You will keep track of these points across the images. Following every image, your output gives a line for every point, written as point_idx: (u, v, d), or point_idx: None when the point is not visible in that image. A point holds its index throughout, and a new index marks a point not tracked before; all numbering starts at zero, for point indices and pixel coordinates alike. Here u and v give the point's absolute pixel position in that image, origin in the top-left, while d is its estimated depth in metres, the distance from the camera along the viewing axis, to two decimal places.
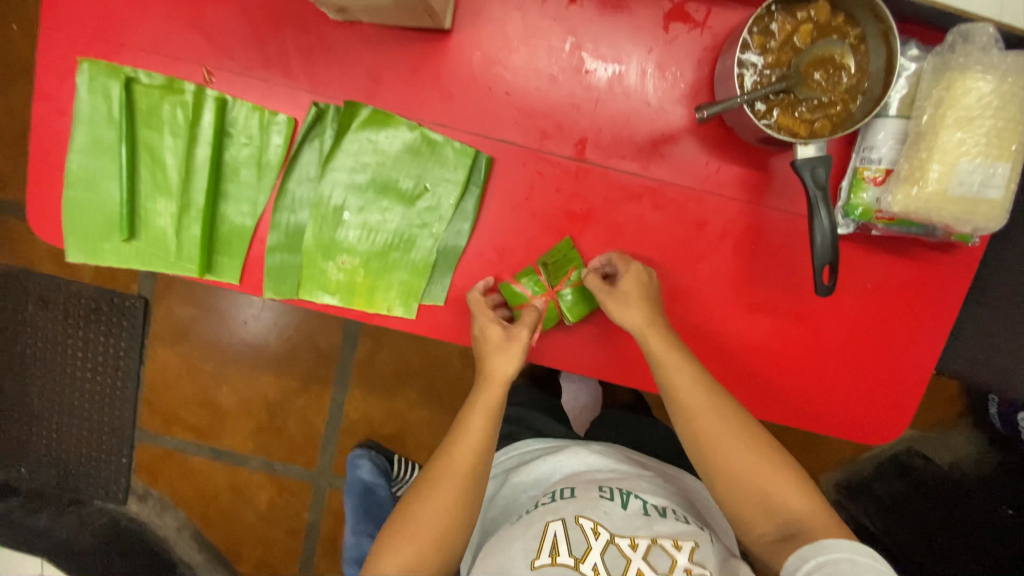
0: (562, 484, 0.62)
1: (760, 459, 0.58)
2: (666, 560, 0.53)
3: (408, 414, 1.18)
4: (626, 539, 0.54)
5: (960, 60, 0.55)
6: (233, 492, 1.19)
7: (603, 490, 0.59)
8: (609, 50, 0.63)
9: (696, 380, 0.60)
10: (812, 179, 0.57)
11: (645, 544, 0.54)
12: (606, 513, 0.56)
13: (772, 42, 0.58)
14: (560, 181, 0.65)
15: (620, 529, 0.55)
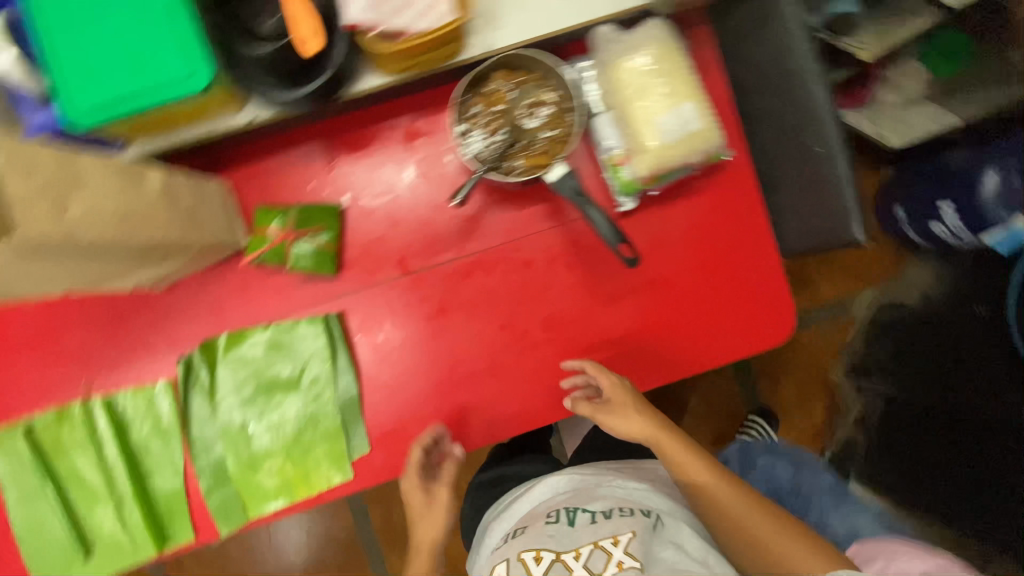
0: (541, 517, 0.77)
1: (755, 515, 0.72)
2: (603, 559, 0.67)
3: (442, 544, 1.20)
4: (569, 553, 0.69)
5: (610, 48, 0.65)
6: None
7: (555, 516, 0.75)
8: (380, 184, 0.73)
9: (660, 432, 0.76)
10: (569, 190, 0.68)
11: (586, 552, 0.69)
12: (552, 534, 0.72)
13: (483, 117, 0.70)
14: (403, 300, 0.74)
15: (564, 546, 0.70)
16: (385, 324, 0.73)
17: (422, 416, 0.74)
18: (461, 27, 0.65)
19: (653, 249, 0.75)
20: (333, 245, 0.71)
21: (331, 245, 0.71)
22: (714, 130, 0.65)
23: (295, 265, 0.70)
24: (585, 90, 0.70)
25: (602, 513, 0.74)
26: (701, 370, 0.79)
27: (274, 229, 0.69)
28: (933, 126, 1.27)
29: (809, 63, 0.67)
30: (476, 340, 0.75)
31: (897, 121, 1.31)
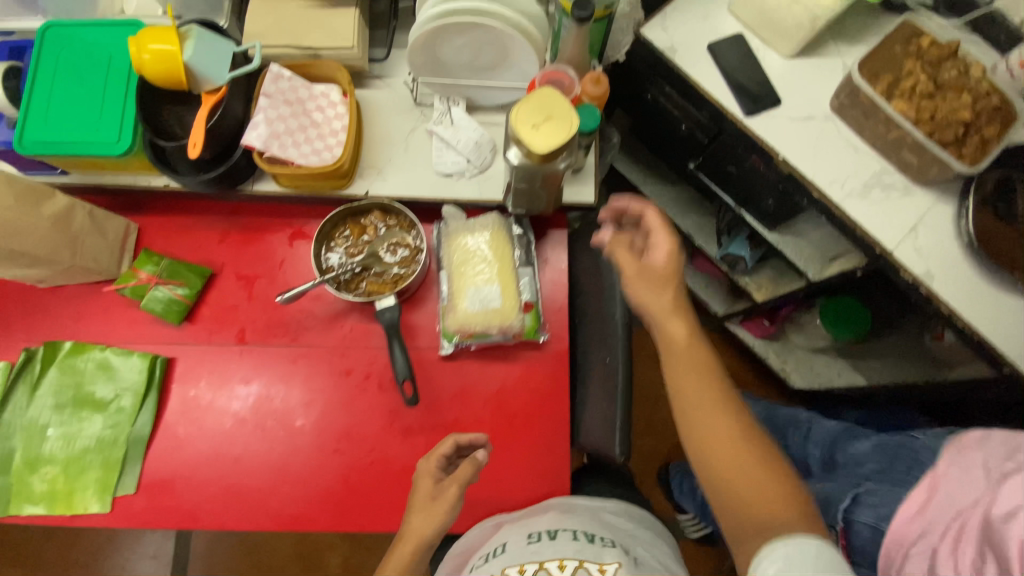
0: (496, 542, 0.73)
1: (753, 481, 0.55)
2: None
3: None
4: (556, 563, 0.68)
5: (453, 222, 0.79)
6: None
7: (529, 536, 0.71)
8: (254, 264, 0.85)
9: (687, 345, 0.61)
10: (387, 321, 0.76)
11: (572, 566, 0.67)
12: (533, 550, 0.70)
13: (349, 238, 0.81)
14: (227, 365, 0.82)
15: (548, 555, 0.68)
16: (203, 380, 0.81)
17: (195, 476, 0.79)
18: (352, 168, 0.81)
19: (458, 397, 0.81)
20: (187, 302, 0.81)
21: (185, 300, 0.81)
22: (516, 311, 0.75)
23: (146, 307, 0.80)
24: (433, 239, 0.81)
25: (548, 534, 0.71)
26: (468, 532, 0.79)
27: (145, 274, 0.80)
28: (835, 380, 1.32)
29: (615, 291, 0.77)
30: (272, 424, 0.80)
31: (805, 367, 1.37)
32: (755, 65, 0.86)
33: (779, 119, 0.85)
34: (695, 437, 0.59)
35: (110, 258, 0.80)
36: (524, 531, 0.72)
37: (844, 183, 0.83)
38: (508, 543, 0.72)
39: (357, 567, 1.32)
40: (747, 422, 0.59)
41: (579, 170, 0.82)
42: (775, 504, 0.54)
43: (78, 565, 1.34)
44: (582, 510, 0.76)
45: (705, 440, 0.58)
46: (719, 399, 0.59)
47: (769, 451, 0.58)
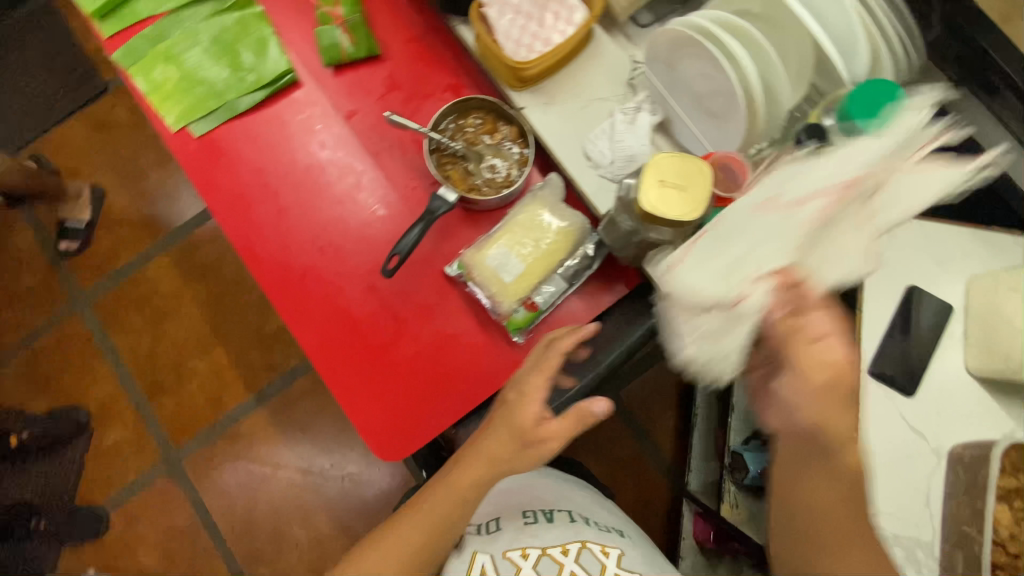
0: (487, 517, 0.84)
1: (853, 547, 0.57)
2: (596, 564, 0.76)
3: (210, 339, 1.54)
4: (558, 550, 0.77)
5: (544, 192, 0.79)
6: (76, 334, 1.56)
7: (526, 516, 0.82)
8: (406, 78, 0.90)
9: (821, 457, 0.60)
10: (432, 207, 0.79)
11: (576, 549, 0.77)
12: (535, 534, 0.79)
13: (476, 128, 0.83)
14: (324, 125, 0.90)
15: (551, 543, 0.78)
16: (301, 118, 0.91)
17: (235, 168, 0.90)
18: (533, 79, 0.80)
19: (425, 309, 0.85)
20: (344, 58, 0.89)
21: (344, 55, 0.89)
22: (516, 298, 0.77)
23: (319, 33, 0.89)
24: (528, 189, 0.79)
25: (545, 515, 0.82)
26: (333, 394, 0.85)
27: (340, 14, 0.89)
28: None
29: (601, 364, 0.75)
30: (306, 189, 0.89)
31: None
32: (926, 346, 0.73)
33: (890, 407, 0.73)
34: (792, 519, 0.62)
35: None
36: (519, 511, 0.83)
37: (876, 511, 0.71)
38: (505, 518, 0.83)
39: (285, 339, 1.52)
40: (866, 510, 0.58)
41: None
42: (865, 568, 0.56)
43: (160, 152, 1.63)
44: (559, 493, 0.87)
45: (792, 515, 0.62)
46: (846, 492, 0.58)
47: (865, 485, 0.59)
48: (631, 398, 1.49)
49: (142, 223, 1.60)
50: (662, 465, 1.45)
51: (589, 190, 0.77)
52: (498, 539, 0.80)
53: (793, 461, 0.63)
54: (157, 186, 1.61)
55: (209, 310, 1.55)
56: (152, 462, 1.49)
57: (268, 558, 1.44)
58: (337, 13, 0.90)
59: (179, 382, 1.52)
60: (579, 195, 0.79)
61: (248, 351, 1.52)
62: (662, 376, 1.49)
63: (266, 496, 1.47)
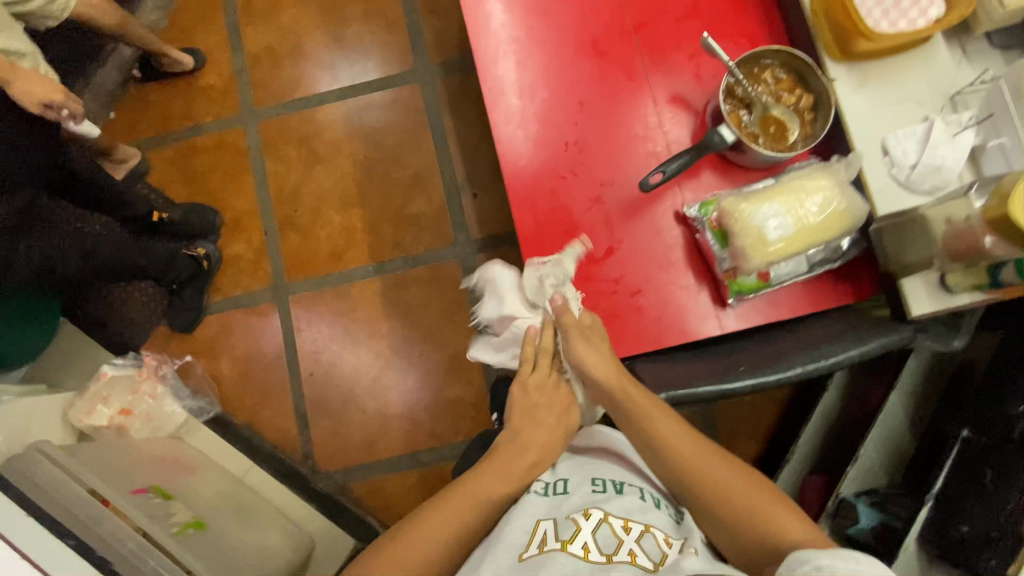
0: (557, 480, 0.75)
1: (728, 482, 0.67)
2: (658, 548, 0.63)
3: (346, 198, 1.57)
4: (621, 523, 0.65)
5: (836, 167, 0.74)
6: (232, 147, 1.61)
7: (595, 484, 0.72)
8: (708, 10, 0.87)
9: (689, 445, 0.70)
10: (708, 139, 0.76)
11: (638, 530, 0.65)
12: (599, 500, 0.69)
13: (772, 83, 0.79)
14: (611, 25, 0.89)
15: (616, 513, 0.66)
16: (591, 10, 0.89)
17: (509, 36, 0.90)
18: (856, 56, 0.76)
19: (646, 238, 0.83)
20: None
21: None
22: (766, 261, 0.73)
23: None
24: (801, 161, 0.78)
25: (614, 485, 0.72)
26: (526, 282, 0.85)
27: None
28: None
29: (824, 361, 0.69)
30: (569, 80, 0.88)
31: None
32: None
33: None
34: (713, 488, 0.67)
35: None
36: (590, 478, 0.73)
37: None
38: (575, 484, 0.73)
39: (419, 226, 1.54)
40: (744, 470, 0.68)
41: (943, 289, 0.70)
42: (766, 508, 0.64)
43: (368, 7, 1.64)
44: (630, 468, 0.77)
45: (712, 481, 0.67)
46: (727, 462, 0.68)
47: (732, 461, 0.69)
48: (723, 413, 1.46)
49: (329, 68, 1.63)
50: None
51: (872, 184, 0.74)
52: (561, 502, 0.70)
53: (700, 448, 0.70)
54: (355, 39, 1.64)
55: (360, 169, 1.58)
56: (261, 285, 1.54)
57: (331, 414, 1.49)
58: None
59: (309, 225, 1.56)
60: (857, 187, 0.76)
61: (382, 223, 1.55)
62: (762, 403, 1.45)
63: (349, 358, 1.51)
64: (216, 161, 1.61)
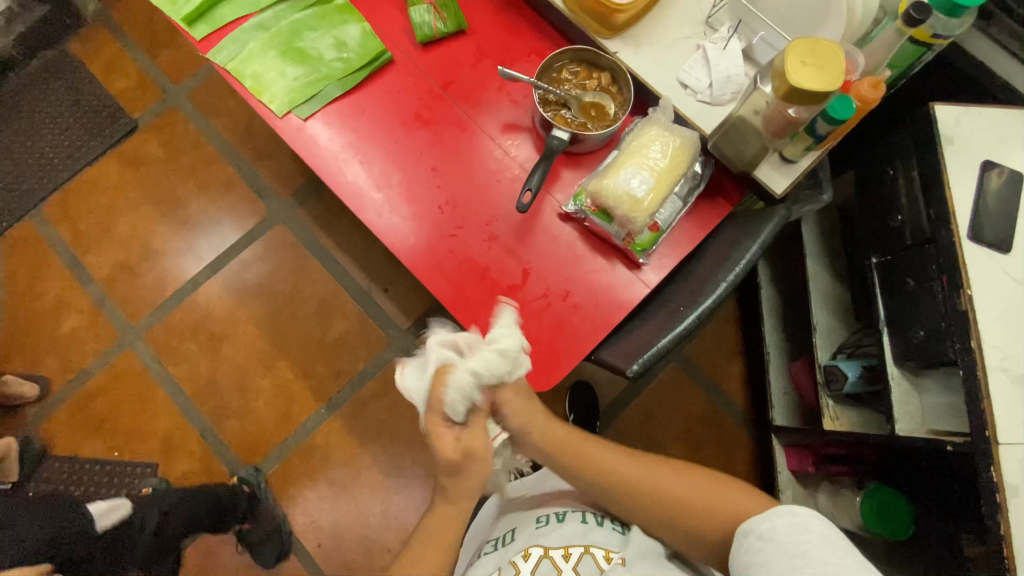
0: (505, 529, 0.87)
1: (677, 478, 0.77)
2: (595, 567, 0.76)
3: (266, 360, 1.52)
4: (561, 552, 0.78)
5: (656, 115, 0.85)
6: (128, 375, 1.52)
7: (539, 520, 0.84)
8: (492, 47, 0.98)
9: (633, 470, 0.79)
10: (550, 145, 0.85)
11: (578, 555, 0.77)
12: (544, 535, 0.81)
13: (573, 79, 0.91)
14: (422, 95, 0.96)
15: (556, 543, 0.79)
16: (399, 92, 0.96)
17: (340, 145, 0.94)
18: (622, 27, 0.88)
19: (548, 248, 0.89)
20: (435, 34, 0.96)
21: (435, 31, 0.96)
22: (648, 213, 0.81)
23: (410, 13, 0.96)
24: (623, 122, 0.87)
25: (557, 515, 0.84)
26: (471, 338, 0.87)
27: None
28: None
29: (741, 263, 0.76)
30: (412, 155, 0.94)
31: None
32: (1011, 209, 0.82)
33: (994, 265, 0.80)
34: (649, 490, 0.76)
35: None
36: (533, 516, 0.86)
37: (1006, 357, 0.77)
38: (519, 526, 0.85)
39: (349, 345, 1.52)
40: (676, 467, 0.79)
41: (787, 162, 0.82)
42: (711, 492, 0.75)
43: (199, 181, 1.64)
44: (567, 494, 0.88)
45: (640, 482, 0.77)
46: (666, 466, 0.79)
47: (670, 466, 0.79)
48: (699, 354, 1.54)
49: (190, 251, 1.60)
50: (736, 413, 1.50)
51: (689, 114, 0.86)
52: (509, 550, 0.82)
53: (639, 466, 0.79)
54: (200, 215, 1.62)
55: (265, 326, 1.54)
56: None
57: (361, 568, 1.39)
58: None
59: (244, 403, 1.49)
60: (683, 122, 0.87)
61: (313, 362, 1.51)
62: (722, 328, 1.55)
63: (348, 506, 1.43)
64: (116, 396, 1.50)
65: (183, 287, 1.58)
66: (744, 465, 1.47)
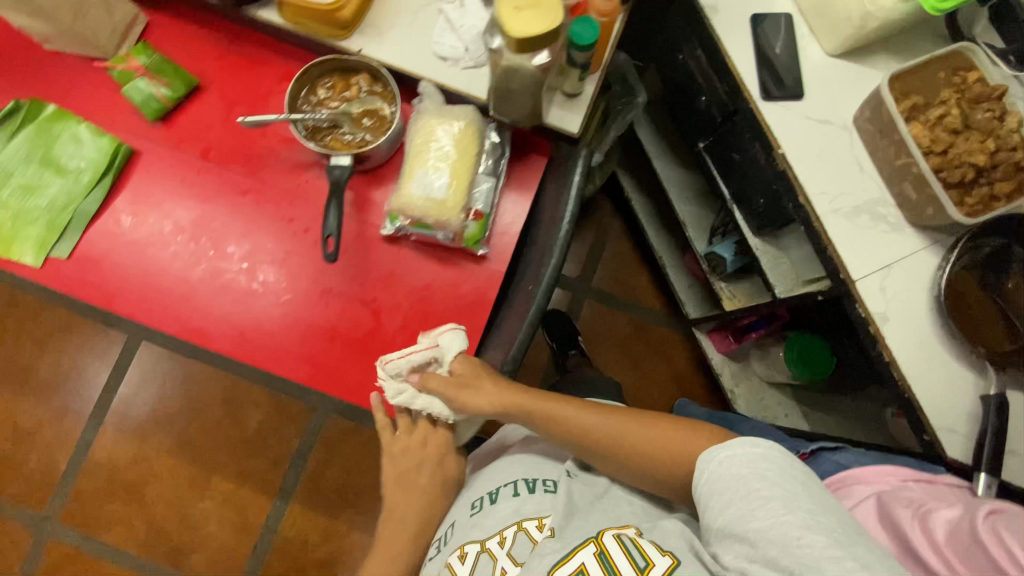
0: (446, 526, 0.86)
1: (655, 428, 0.79)
2: (527, 545, 0.74)
3: (199, 483, 1.42)
4: (495, 539, 0.76)
5: (424, 107, 0.77)
6: (64, 567, 1.39)
7: (474, 507, 0.83)
8: (236, 92, 0.87)
9: (607, 428, 0.80)
10: (335, 178, 0.77)
11: (511, 538, 0.76)
12: (475, 526, 0.80)
13: (332, 93, 0.82)
14: (186, 176, 0.85)
15: (489, 532, 0.78)
16: (159, 183, 0.85)
17: (122, 265, 0.83)
18: (354, 20, 0.80)
19: (385, 279, 0.83)
20: (167, 105, 0.84)
21: (164, 101, 0.84)
22: (459, 209, 0.76)
23: (127, 93, 0.83)
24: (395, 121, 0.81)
25: (489, 497, 0.83)
26: (349, 403, 0.81)
27: (137, 63, 0.83)
28: (780, 419, 1.29)
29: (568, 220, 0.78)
30: (205, 245, 0.84)
31: (752, 394, 1.31)
32: (791, 53, 0.81)
33: (793, 114, 0.80)
34: (622, 447, 0.78)
35: (110, 44, 0.83)
36: (469, 505, 0.85)
37: (834, 198, 0.78)
38: (457, 521, 0.84)
39: (273, 430, 1.43)
40: (644, 419, 0.80)
41: (572, 97, 0.80)
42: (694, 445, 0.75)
43: (33, 339, 1.46)
44: (503, 467, 0.88)
45: (613, 443, 0.79)
46: (636, 420, 0.80)
47: (649, 418, 0.81)
48: (606, 282, 1.55)
49: (63, 412, 1.44)
50: (660, 320, 1.54)
51: (460, 86, 0.80)
52: (449, 550, 0.80)
53: (614, 421, 0.80)
54: (54, 374, 1.45)
55: (181, 452, 1.43)
56: None
57: None
58: (135, 61, 0.84)
59: (196, 534, 1.40)
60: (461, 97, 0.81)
61: (247, 462, 1.42)
62: (617, 248, 1.56)
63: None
64: None
65: (77, 454, 1.43)
66: (685, 360, 1.52)
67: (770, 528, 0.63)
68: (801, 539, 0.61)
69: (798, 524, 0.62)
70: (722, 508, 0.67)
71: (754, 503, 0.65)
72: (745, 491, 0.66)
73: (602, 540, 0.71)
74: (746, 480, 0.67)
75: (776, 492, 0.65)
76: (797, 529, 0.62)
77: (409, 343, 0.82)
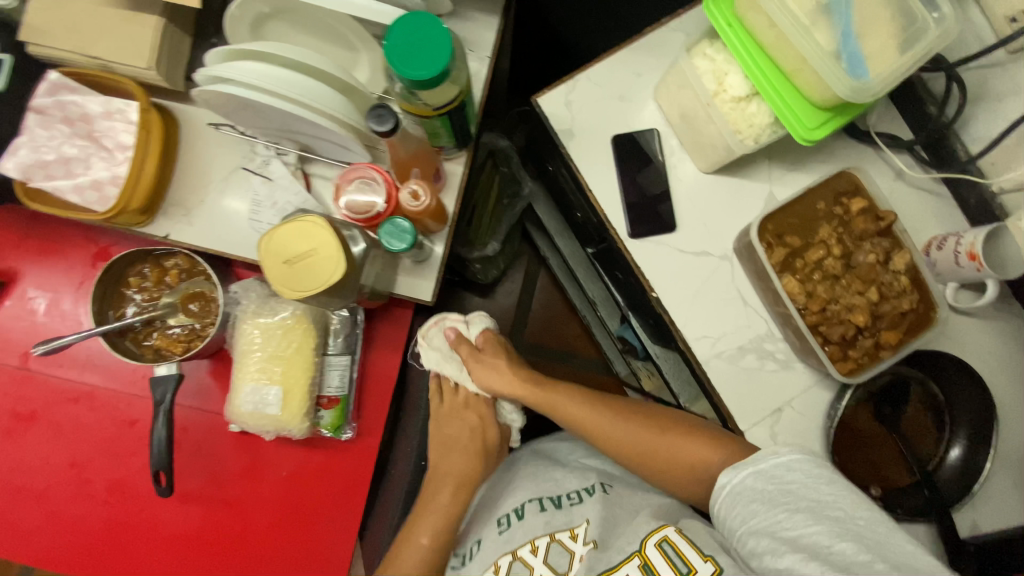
0: (471, 540, 0.70)
1: (633, 426, 0.70)
2: (564, 558, 0.62)
3: None
4: (528, 549, 0.64)
5: (246, 305, 0.68)
6: None
7: (501, 521, 0.69)
8: (46, 283, 0.76)
9: (592, 426, 0.71)
10: (158, 394, 0.68)
11: (545, 548, 0.63)
12: (505, 539, 0.66)
13: (148, 283, 0.72)
14: (5, 388, 0.76)
15: (521, 542, 0.65)
16: None
17: None
18: (152, 203, 0.68)
19: (247, 474, 0.76)
20: None
21: None
22: (303, 416, 0.67)
23: None
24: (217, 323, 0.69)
25: (516, 512, 0.69)
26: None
27: None
28: None
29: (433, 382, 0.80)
30: (43, 461, 0.76)
31: None
32: (659, 177, 0.72)
33: (665, 250, 0.72)
34: (609, 445, 0.70)
35: None
36: (494, 521, 0.70)
37: (716, 341, 0.71)
38: (483, 538, 0.68)
39: None
40: (613, 402, 0.73)
41: (419, 262, 0.70)
42: (679, 444, 0.66)
43: None
44: (528, 480, 0.73)
45: (630, 448, 0.69)
46: (590, 404, 0.73)
47: (629, 411, 0.72)
48: (537, 335, 1.39)
49: None
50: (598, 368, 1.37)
51: None
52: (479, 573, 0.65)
53: (584, 410, 0.72)
54: None
55: None
56: None
57: None
58: None
59: None
60: None
61: None
62: None
63: None
64: None
65: None
66: None
67: (799, 535, 0.51)
68: (831, 547, 0.50)
69: (828, 534, 0.50)
70: (747, 519, 0.55)
71: (779, 514, 0.53)
72: (769, 501, 0.55)
73: (645, 552, 0.59)
74: (767, 497, 0.55)
75: (794, 504, 0.53)
76: (828, 539, 0.50)
77: (282, 539, 0.76)
